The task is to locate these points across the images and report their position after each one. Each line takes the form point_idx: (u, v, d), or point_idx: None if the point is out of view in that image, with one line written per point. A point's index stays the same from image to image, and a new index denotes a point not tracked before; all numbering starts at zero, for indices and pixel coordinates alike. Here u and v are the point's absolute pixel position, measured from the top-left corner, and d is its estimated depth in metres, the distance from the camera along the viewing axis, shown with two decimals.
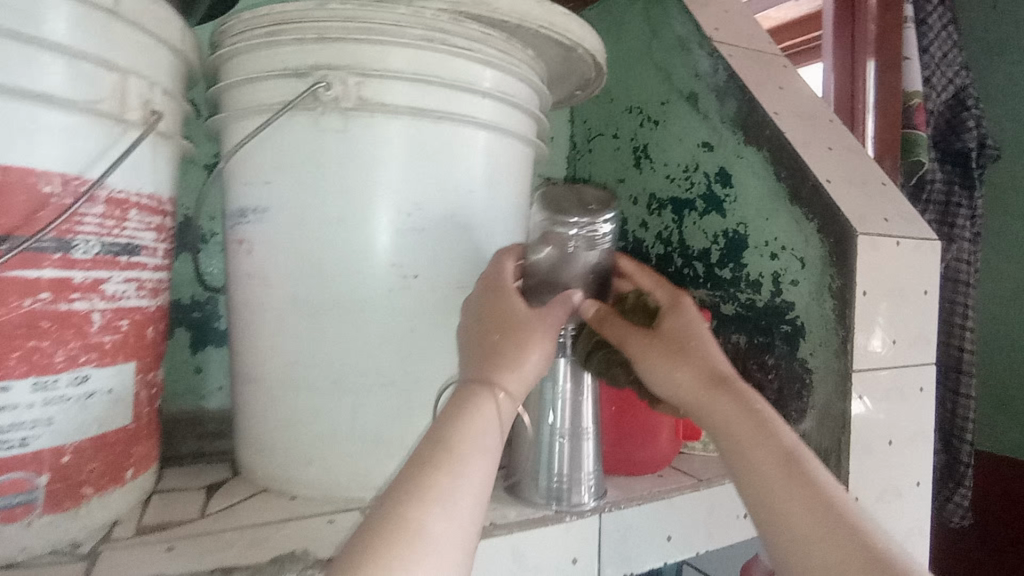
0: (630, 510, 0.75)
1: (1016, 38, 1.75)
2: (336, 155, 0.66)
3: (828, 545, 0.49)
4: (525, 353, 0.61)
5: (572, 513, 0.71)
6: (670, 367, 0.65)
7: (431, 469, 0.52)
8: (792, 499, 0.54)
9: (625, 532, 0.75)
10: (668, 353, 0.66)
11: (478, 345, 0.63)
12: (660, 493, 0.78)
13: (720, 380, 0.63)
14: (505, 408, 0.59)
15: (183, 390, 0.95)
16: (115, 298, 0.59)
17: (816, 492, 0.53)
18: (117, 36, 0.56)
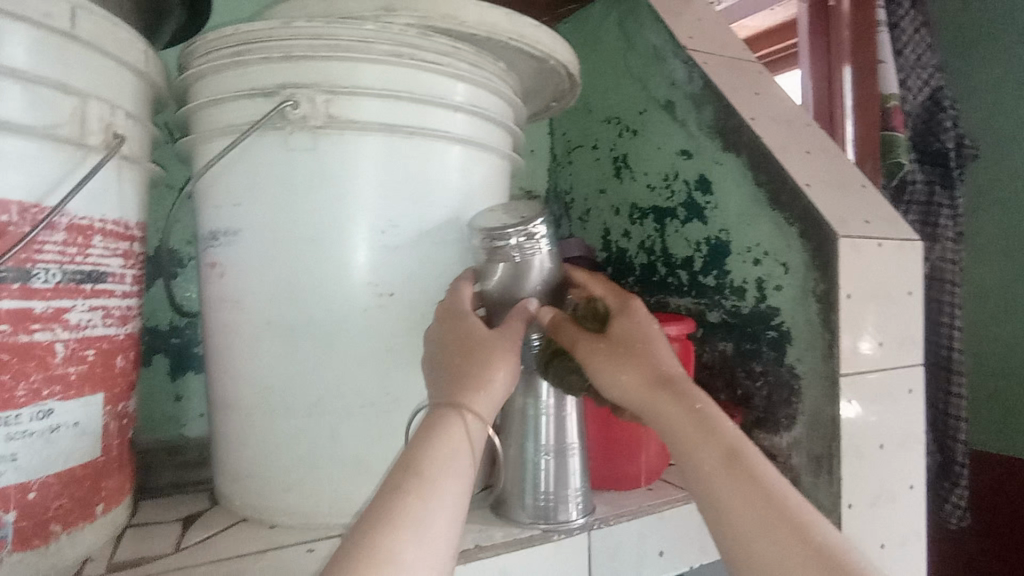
0: (620, 526, 0.73)
1: (989, 39, 1.77)
2: (306, 174, 0.65)
3: (779, 549, 0.50)
4: (493, 374, 0.60)
5: (560, 532, 0.70)
6: (617, 371, 0.64)
7: (399, 495, 0.50)
8: (743, 507, 0.53)
9: (617, 549, 0.73)
10: (615, 356, 0.65)
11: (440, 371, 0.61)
12: (652, 508, 0.77)
13: (663, 381, 0.62)
14: (476, 431, 0.58)
15: (161, 418, 0.93)
16: (80, 327, 0.57)
17: (762, 496, 0.53)
18: (76, 59, 0.55)
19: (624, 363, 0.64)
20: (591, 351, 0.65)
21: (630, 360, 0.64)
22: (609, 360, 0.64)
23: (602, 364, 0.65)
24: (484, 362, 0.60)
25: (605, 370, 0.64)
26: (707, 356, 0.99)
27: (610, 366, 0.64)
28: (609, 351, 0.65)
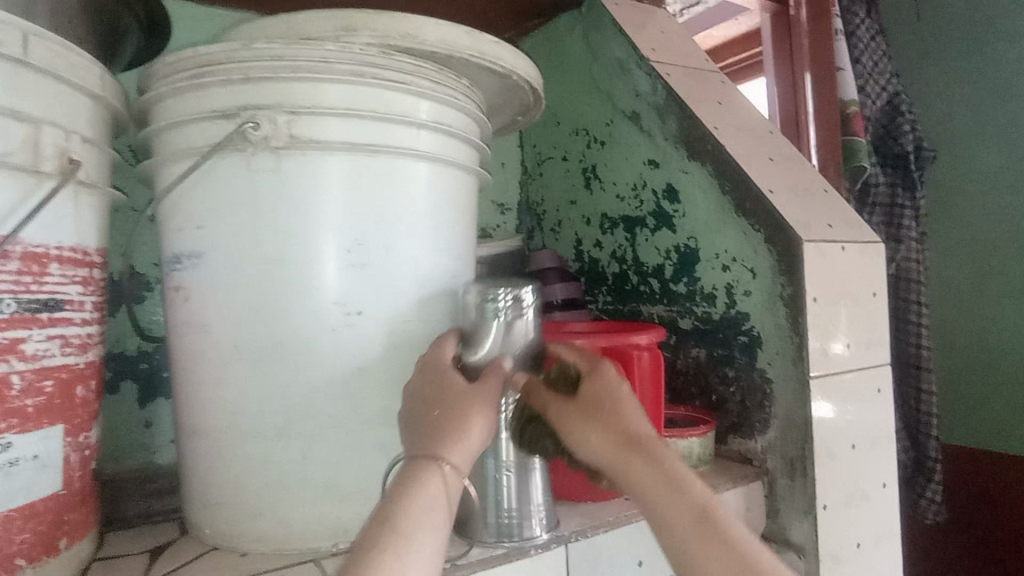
0: (597, 538, 0.74)
1: (942, 45, 1.83)
2: (270, 195, 0.64)
3: None
4: (469, 423, 0.60)
5: (528, 547, 0.70)
6: (589, 431, 0.65)
7: (378, 554, 0.51)
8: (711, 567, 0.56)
9: (594, 561, 0.74)
10: (586, 416, 0.66)
11: (416, 423, 0.61)
12: (627, 518, 0.77)
13: (632, 441, 0.63)
14: (453, 480, 0.58)
15: (129, 446, 0.91)
16: (37, 357, 0.56)
17: (733, 558, 0.56)
18: (27, 85, 0.54)
19: (594, 423, 0.65)
20: (564, 415, 0.67)
21: (600, 418, 0.65)
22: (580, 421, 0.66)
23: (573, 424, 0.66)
24: (461, 413, 0.60)
25: (576, 431, 0.66)
26: (681, 363, 1.00)
27: (583, 428, 0.65)
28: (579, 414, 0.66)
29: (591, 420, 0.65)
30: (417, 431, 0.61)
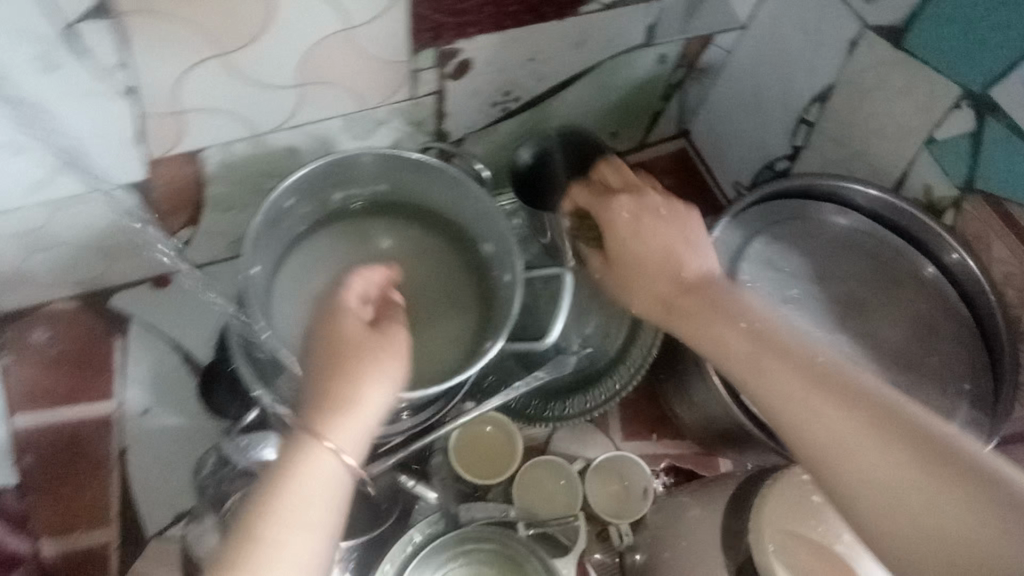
0: (812, 239, 0.58)
1: None
2: None
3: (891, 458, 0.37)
4: (850, 481, 0.38)
5: (736, 212, 0.57)
6: (828, 407, 0.40)
7: (637, 504, 0.66)
8: (846, 425, 0.39)
9: (810, 241, 0.58)
10: (808, 370, 0.43)
11: (298, 440, 0.39)
12: (846, 241, 0.58)
13: (686, 287, 0.51)
14: (639, 498, 0.66)
15: None
16: None
17: (893, 431, 0.38)
18: None
19: (817, 391, 0.41)
20: (622, 208, 0.54)
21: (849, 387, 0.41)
22: (803, 406, 0.41)
23: (748, 342, 0.46)
24: (898, 503, 0.36)
25: (776, 401, 0.43)
26: None
27: (843, 430, 0.39)
28: (805, 373, 0.43)
29: (796, 368, 0.43)
30: (301, 515, 0.36)
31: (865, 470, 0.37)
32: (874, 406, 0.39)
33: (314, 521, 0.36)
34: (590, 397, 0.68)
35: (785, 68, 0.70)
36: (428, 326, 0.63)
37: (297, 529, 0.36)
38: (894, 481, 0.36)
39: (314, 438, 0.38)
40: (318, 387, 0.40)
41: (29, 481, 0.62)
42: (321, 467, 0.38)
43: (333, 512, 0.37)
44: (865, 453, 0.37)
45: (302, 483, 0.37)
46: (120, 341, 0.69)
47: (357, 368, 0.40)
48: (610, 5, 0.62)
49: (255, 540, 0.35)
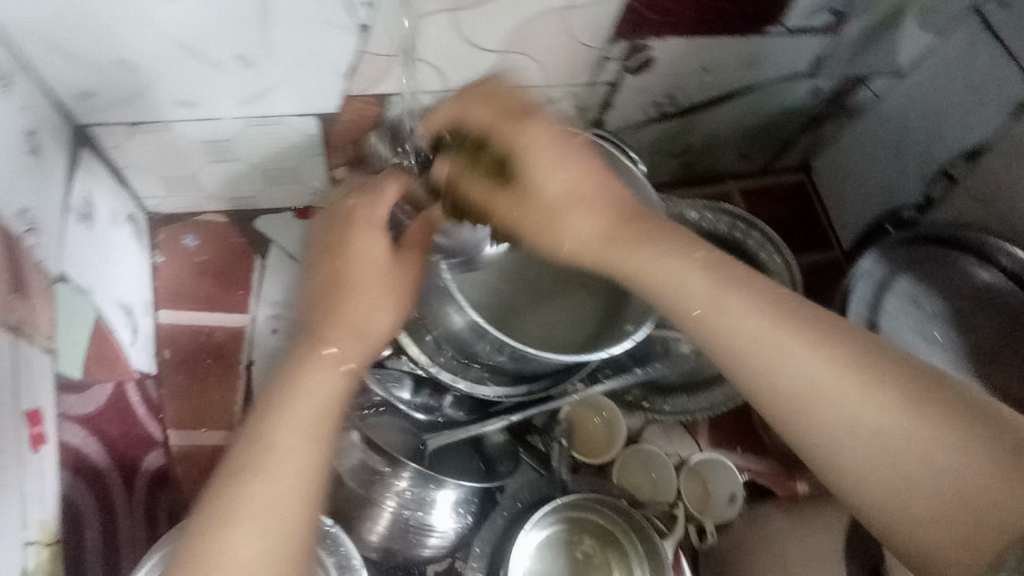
0: (945, 287, 0.61)
1: None
2: None
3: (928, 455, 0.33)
4: (858, 454, 0.34)
5: (885, 246, 0.61)
6: (834, 372, 0.35)
7: (724, 505, 0.70)
8: (874, 410, 0.34)
9: (944, 289, 0.61)
10: (768, 302, 0.38)
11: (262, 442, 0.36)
12: (978, 292, 0.60)
13: (620, 214, 0.42)
14: (724, 500, 0.70)
15: None
16: None
17: (935, 426, 0.33)
18: None
19: (836, 355, 0.35)
20: (535, 131, 0.43)
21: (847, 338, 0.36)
22: (823, 371, 0.35)
23: (726, 285, 0.39)
24: (914, 470, 0.33)
25: (783, 360, 0.36)
26: None
27: (851, 398, 0.35)
28: (787, 316, 0.37)
29: (778, 320, 0.37)
30: (281, 469, 0.35)
31: (877, 438, 0.34)
32: (877, 361, 0.35)
33: (302, 449, 0.36)
34: (694, 399, 0.70)
35: (937, 122, 0.72)
36: (571, 294, 0.64)
37: (282, 458, 0.35)
38: (923, 450, 0.33)
39: (316, 349, 0.39)
40: (296, 388, 0.38)
41: (165, 372, 0.67)
42: (317, 393, 0.38)
43: (316, 448, 0.37)
44: (906, 447, 0.33)
45: (291, 422, 0.37)
46: (258, 261, 0.72)
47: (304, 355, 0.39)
48: (792, 30, 0.63)
49: (242, 466, 0.35)
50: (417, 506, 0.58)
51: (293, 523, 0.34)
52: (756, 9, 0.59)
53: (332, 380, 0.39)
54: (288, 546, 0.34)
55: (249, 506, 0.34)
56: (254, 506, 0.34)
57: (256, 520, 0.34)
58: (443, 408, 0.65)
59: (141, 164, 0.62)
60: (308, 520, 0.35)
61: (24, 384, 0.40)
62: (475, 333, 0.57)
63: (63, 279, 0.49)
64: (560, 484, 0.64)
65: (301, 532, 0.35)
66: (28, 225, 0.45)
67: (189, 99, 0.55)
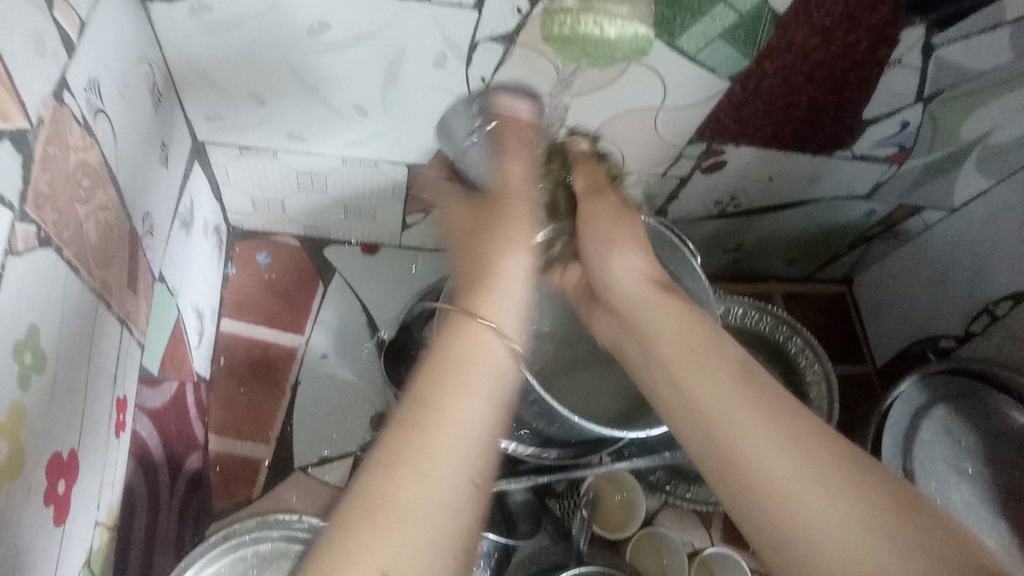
0: (978, 425, 0.62)
1: None
2: None
3: (822, 500, 0.30)
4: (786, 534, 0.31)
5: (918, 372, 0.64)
6: (783, 451, 0.32)
7: None
8: (749, 426, 0.33)
9: (974, 424, 0.62)
10: (695, 327, 0.40)
11: (426, 429, 0.31)
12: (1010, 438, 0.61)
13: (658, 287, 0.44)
14: None
15: None
16: None
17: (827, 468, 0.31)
18: None
19: (772, 423, 0.33)
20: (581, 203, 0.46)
21: (795, 415, 0.34)
22: (745, 426, 0.34)
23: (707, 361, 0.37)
24: (801, 525, 0.30)
25: (697, 379, 0.36)
26: None
27: (765, 447, 0.32)
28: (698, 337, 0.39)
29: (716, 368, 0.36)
30: (440, 461, 0.30)
31: (813, 520, 0.30)
32: (814, 438, 0.33)
33: (477, 419, 0.32)
34: (717, 491, 0.71)
35: (982, 262, 0.74)
36: (614, 365, 0.62)
37: (457, 424, 0.32)
38: (845, 540, 0.29)
39: (479, 322, 0.36)
40: (438, 375, 0.33)
41: (217, 377, 0.71)
42: (480, 371, 0.34)
43: (491, 419, 0.33)
44: (798, 490, 0.31)
45: (470, 389, 0.33)
46: (320, 288, 0.76)
47: (452, 347, 0.35)
48: (857, 156, 0.67)
49: (412, 424, 0.31)
50: None
51: (471, 497, 0.30)
52: (827, 133, 0.63)
53: (498, 354, 0.36)
54: (465, 510, 0.30)
55: (421, 476, 0.29)
56: (429, 474, 0.30)
57: (435, 475, 0.30)
58: None
59: (238, 182, 0.67)
60: (478, 478, 0.31)
61: (122, 372, 0.43)
62: (518, 393, 0.57)
63: (161, 279, 0.53)
64: (578, 554, 0.62)
65: (472, 493, 0.31)
66: (147, 227, 0.49)
67: (301, 135, 0.60)
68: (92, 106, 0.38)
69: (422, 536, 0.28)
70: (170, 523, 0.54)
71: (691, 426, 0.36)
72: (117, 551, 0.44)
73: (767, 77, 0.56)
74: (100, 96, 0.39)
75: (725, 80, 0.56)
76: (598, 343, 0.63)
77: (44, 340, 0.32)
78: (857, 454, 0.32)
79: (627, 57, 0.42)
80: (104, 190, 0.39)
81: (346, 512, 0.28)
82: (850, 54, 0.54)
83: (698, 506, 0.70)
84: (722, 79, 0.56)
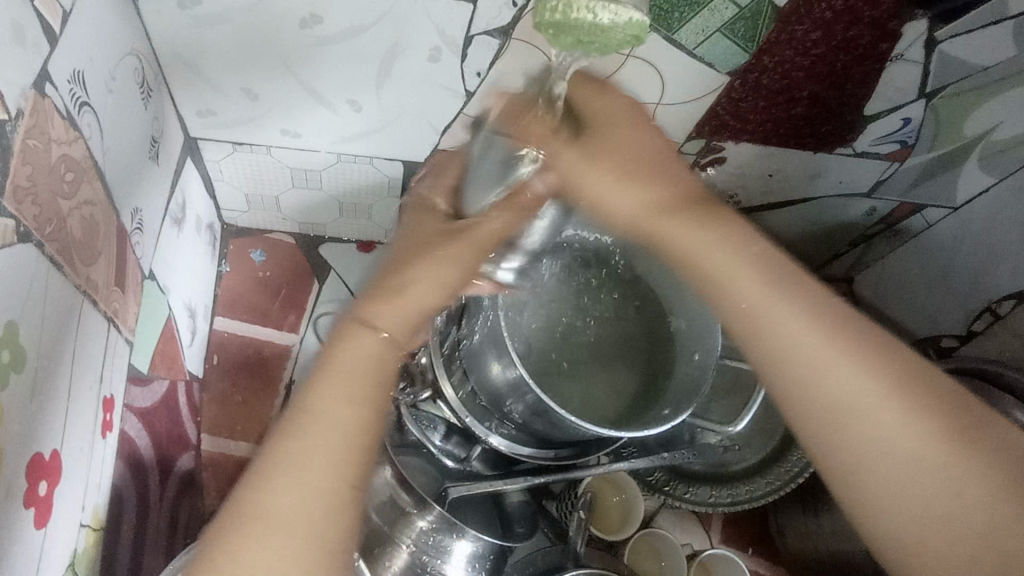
0: None
1: None
2: None
3: (900, 432, 0.28)
4: (854, 443, 0.29)
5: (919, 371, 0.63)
6: (846, 366, 0.30)
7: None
8: (838, 359, 0.30)
9: None
10: (764, 258, 0.33)
11: (288, 454, 0.29)
12: None
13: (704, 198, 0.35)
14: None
15: None
16: None
17: (912, 403, 0.29)
18: None
19: (839, 337, 0.30)
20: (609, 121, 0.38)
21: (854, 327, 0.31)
22: (802, 340, 0.31)
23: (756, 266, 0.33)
24: (895, 471, 0.28)
25: (764, 308, 0.31)
26: None
27: (869, 399, 0.29)
28: (764, 260, 0.33)
29: (761, 269, 0.32)
30: (298, 487, 0.29)
31: (886, 434, 0.28)
32: (885, 347, 0.30)
33: (351, 426, 0.31)
34: (717, 492, 0.70)
35: (985, 260, 0.74)
36: (611, 366, 0.61)
37: (330, 433, 0.30)
38: (921, 470, 0.28)
39: (361, 325, 0.34)
40: (317, 388, 0.31)
41: (211, 376, 0.70)
42: (356, 371, 0.32)
43: (364, 430, 0.31)
44: (887, 422, 0.28)
45: (335, 402, 0.31)
46: (315, 286, 0.75)
47: (338, 351, 0.32)
48: (859, 153, 0.66)
49: (278, 448, 0.30)
50: (436, 553, 0.60)
51: (338, 501, 0.29)
52: (827, 129, 0.62)
53: (376, 352, 0.33)
54: (343, 516, 0.29)
55: (276, 502, 0.28)
56: (281, 499, 0.28)
57: (308, 492, 0.29)
58: (470, 459, 0.65)
59: (231, 178, 0.66)
60: (359, 481, 0.30)
61: (108, 371, 0.42)
62: (515, 392, 0.56)
63: (151, 277, 0.52)
64: (573, 556, 0.62)
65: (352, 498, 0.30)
66: (136, 224, 0.48)
67: (294, 130, 0.59)
68: (76, 99, 0.37)
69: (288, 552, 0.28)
70: (159, 523, 0.53)
71: (758, 343, 0.31)
72: (104, 552, 0.43)
73: (767, 72, 0.55)
74: (85, 89, 0.38)
75: (724, 75, 0.55)
76: (596, 343, 0.62)
77: (24, 337, 0.32)
78: (927, 370, 0.30)
79: (626, 45, 0.38)
80: (89, 185, 0.39)
81: (220, 534, 0.28)
82: (852, 48, 0.53)
83: (697, 506, 0.69)
84: (721, 74, 0.55)
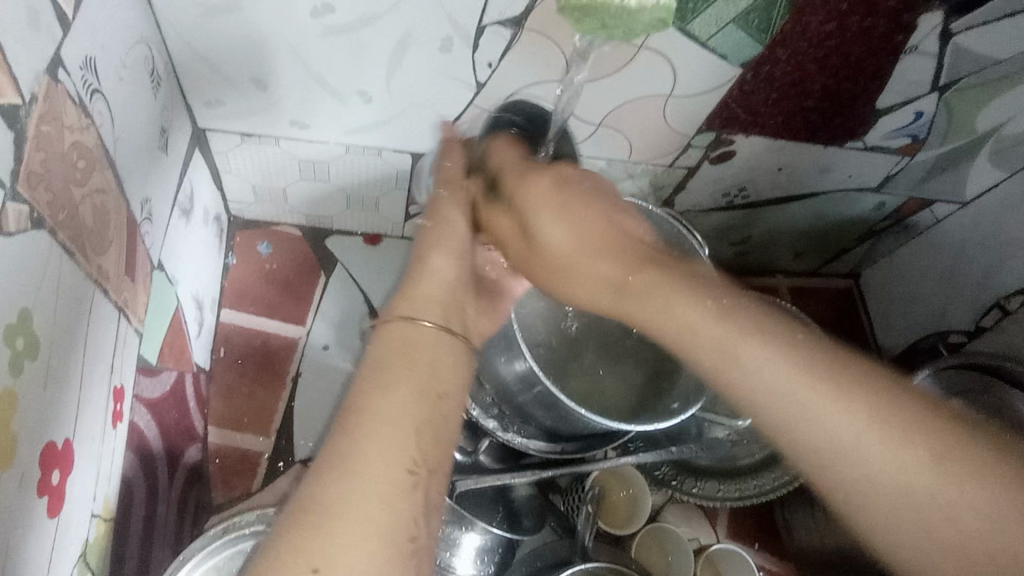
0: None
1: None
2: None
3: (891, 449, 0.28)
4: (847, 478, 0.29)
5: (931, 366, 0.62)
6: (777, 361, 0.31)
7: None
8: (762, 353, 0.32)
9: None
10: (715, 300, 0.34)
11: (357, 433, 0.32)
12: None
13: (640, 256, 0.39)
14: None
15: None
16: None
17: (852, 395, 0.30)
18: None
19: (790, 357, 0.31)
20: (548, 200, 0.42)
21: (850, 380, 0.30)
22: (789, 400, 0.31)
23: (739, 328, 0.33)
24: (888, 478, 0.28)
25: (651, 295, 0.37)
26: None
27: (787, 380, 0.31)
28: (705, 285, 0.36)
29: (786, 354, 0.31)
30: (375, 460, 0.31)
31: (871, 470, 0.29)
32: (835, 362, 0.31)
33: (403, 414, 0.33)
34: (724, 486, 0.70)
35: (994, 255, 0.73)
36: (619, 361, 0.61)
37: (385, 420, 0.32)
38: (890, 458, 0.28)
39: (404, 320, 0.37)
40: (378, 373, 0.34)
41: (218, 368, 0.70)
42: (416, 361, 0.35)
43: (423, 404, 0.34)
44: (866, 444, 0.29)
45: (396, 384, 0.34)
46: (322, 278, 0.75)
47: (391, 348, 0.36)
48: (869, 147, 0.66)
49: (342, 429, 0.32)
50: (444, 546, 0.59)
51: (408, 473, 0.32)
52: (838, 123, 0.62)
53: (430, 343, 0.37)
54: (408, 499, 0.31)
55: (353, 475, 0.30)
56: (358, 473, 0.31)
57: (368, 480, 0.31)
58: (478, 453, 0.65)
59: (239, 170, 0.66)
60: (418, 466, 0.32)
61: (119, 360, 0.42)
62: (523, 385, 0.56)
63: (160, 267, 0.52)
64: (581, 550, 0.61)
65: (412, 484, 0.31)
66: (145, 214, 0.48)
67: (303, 122, 0.59)
68: (89, 86, 0.36)
69: (355, 535, 0.29)
70: (169, 514, 0.53)
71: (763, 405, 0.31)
72: (114, 542, 0.43)
73: (780, 65, 0.55)
74: (97, 76, 0.38)
75: (737, 67, 0.54)
76: (605, 339, 0.62)
77: (38, 324, 0.31)
78: (933, 416, 0.29)
79: (648, 28, 0.41)
80: (101, 173, 0.38)
81: (286, 530, 0.29)
82: (866, 40, 0.53)
83: (705, 501, 0.70)
84: (734, 66, 0.54)
